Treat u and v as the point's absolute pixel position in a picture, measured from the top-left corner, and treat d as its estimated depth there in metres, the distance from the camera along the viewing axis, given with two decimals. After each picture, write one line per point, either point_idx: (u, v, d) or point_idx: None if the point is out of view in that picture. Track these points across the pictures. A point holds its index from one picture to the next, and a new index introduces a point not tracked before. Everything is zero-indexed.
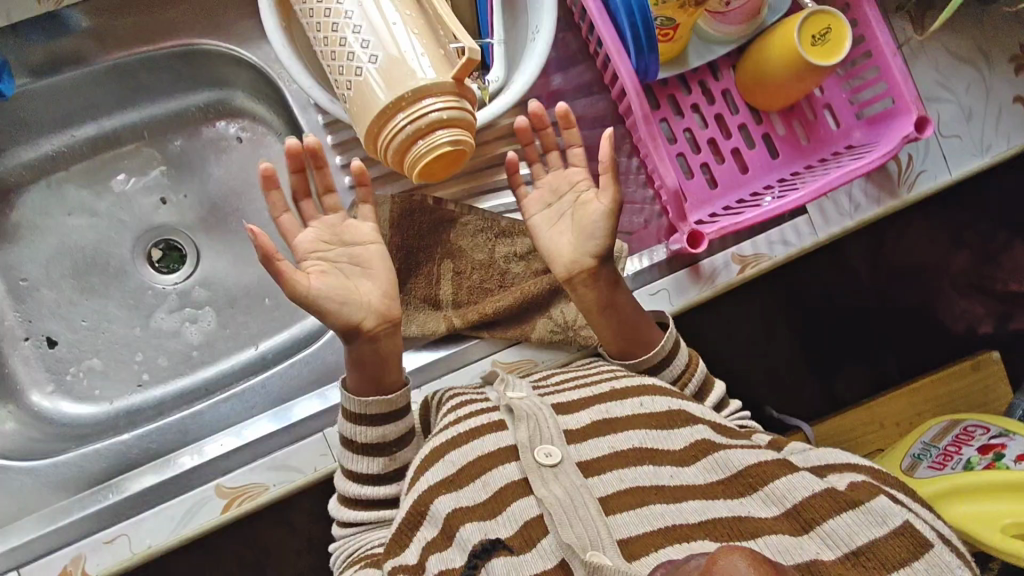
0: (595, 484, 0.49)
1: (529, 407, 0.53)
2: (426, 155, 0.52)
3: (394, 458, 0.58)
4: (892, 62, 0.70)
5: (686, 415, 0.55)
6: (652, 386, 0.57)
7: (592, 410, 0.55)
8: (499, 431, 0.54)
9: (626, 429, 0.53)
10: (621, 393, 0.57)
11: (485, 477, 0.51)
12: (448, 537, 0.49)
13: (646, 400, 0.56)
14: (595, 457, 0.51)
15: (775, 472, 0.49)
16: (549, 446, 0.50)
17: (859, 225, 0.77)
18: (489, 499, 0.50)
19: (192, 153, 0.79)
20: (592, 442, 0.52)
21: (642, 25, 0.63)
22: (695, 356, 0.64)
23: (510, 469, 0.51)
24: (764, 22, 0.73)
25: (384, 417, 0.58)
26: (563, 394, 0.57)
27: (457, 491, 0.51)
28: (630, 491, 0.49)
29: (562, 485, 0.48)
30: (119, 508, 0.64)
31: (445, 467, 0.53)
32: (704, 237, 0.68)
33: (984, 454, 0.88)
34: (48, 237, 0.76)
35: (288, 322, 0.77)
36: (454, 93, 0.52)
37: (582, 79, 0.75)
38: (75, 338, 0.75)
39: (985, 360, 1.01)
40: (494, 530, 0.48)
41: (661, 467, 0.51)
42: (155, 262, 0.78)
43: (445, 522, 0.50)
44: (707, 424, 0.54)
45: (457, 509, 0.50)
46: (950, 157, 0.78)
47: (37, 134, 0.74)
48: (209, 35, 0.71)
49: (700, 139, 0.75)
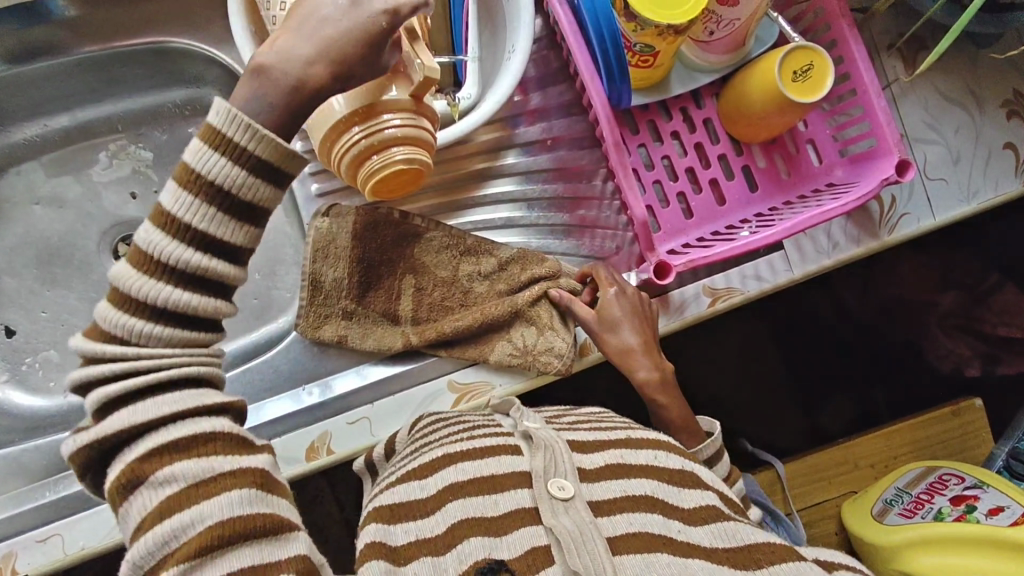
0: (605, 524, 0.47)
1: (548, 438, 0.53)
2: (379, 170, 0.53)
3: (240, 269, 0.42)
4: (877, 103, 0.69)
5: (696, 479, 0.54)
6: (665, 441, 0.57)
7: (608, 453, 0.54)
8: (515, 455, 0.53)
9: (639, 476, 0.52)
10: (632, 441, 0.56)
11: (495, 495, 0.49)
12: (445, 545, 0.46)
13: (660, 454, 0.55)
14: (605, 498, 0.49)
15: (785, 554, 0.48)
16: (562, 480, 0.49)
17: (836, 264, 0.75)
18: (497, 517, 0.47)
19: (166, 149, 0.78)
20: (603, 483, 0.51)
21: (613, 53, 0.62)
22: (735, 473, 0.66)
23: (521, 494, 0.49)
24: (748, 53, 0.72)
25: (249, 212, 0.40)
26: (575, 433, 0.57)
27: (465, 500, 0.48)
28: (639, 536, 0.47)
29: (573, 518, 0.46)
30: (59, 506, 0.63)
31: (456, 473, 0.51)
32: (671, 270, 0.66)
33: (956, 505, 0.86)
34: (14, 226, 0.75)
35: (259, 322, 0.78)
36: (411, 110, 0.51)
37: (562, 99, 0.74)
38: (34, 329, 0.74)
39: (967, 407, 0.98)
40: (496, 549, 0.45)
41: (670, 520, 0.49)
42: (121, 257, 0.77)
43: (449, 529, 0.47)
44: (715, 495, 0.55)
45: (464, 519, 0.47)
46: (936, 202, 0.76)
47: (9, 121, 0.74)
48: (187, 34, 0.72)
49: (677, 167, 0.74)
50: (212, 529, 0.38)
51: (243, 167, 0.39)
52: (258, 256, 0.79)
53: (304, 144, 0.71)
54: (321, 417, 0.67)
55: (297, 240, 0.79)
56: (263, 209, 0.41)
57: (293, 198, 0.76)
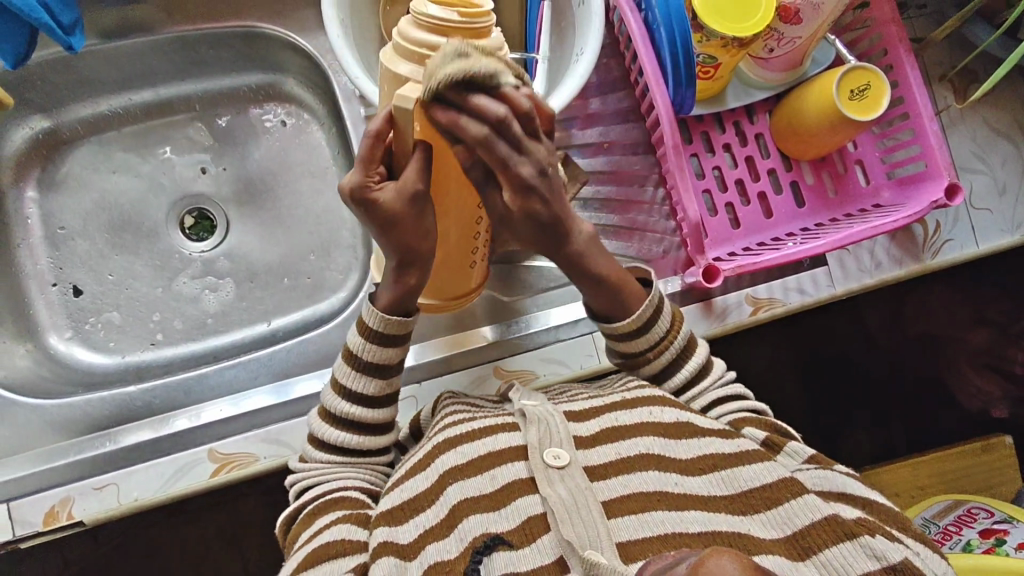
0: (600, 489, 0.49)
1: (543, 412, 0.54)
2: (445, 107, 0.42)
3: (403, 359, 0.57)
4: (928, 127, 0.71)
5: (694, 430, 0.54)
6: (666, 399, 0.57)
7: (603, 419, 0.55)
8: (510, 432, 0.54)
9: (634, 437, 0.53)
10: (630, 403, 0.56)
11: (494, 471, 0.50)
12: (450, 526, 0.48)
13: (655, 411, 0.55)
14: (600, 463, 0.51)
15: (778, 496, 0.48)
16: (557, 449, 0.50)
17: (877, 283, 0.76)
18: (496, 491, 0.49)
19: (238, 130, 0.82)
20: (598, 449, 0.52)
21: (683, 60, 0.65)
22: (677, 319, 0.62)
23: (519, 466, 0.50)
24: (805, 73, 0.74)
25: (379, 371, 0.56)
26: (576, 404, 0.57)
27: (464, 479, 0.50)
28: (633, 497, 0.48)
29: (569, 488, 0.47)
30: (115, 458, 0.66)
31: (457, 456, 0.52)
32: (720, 272, 0.69)
33: (985, 538, 0.85)
34: (90, 190, 0.79)
35: (303, 302, 0.79)
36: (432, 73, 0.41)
37: (620, 106, 0.77)
38: (100, 290, 0.78)
39: (997, 443, 0.98)
40: (495, 524, 0.47)
41: (666, 473, 0.50)
42: (186, 229, 0.81)
43: (452, 508, 0.49)
44: (714, 435, 0.54)
45: (463, 499, 0.49)
46: (979, 229, 0.77)
47: (98, 93, 0.79)
48: (272, 19, 0.76)
49: (728, 178, 0.76)
50: (312, 555, 0.49)
51: (376, 343, 0.55)
52: (311, 237, 0.80)
53: None
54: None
55: (354, 223, 0.80)
56: (392, 364, 0.57)
57: None
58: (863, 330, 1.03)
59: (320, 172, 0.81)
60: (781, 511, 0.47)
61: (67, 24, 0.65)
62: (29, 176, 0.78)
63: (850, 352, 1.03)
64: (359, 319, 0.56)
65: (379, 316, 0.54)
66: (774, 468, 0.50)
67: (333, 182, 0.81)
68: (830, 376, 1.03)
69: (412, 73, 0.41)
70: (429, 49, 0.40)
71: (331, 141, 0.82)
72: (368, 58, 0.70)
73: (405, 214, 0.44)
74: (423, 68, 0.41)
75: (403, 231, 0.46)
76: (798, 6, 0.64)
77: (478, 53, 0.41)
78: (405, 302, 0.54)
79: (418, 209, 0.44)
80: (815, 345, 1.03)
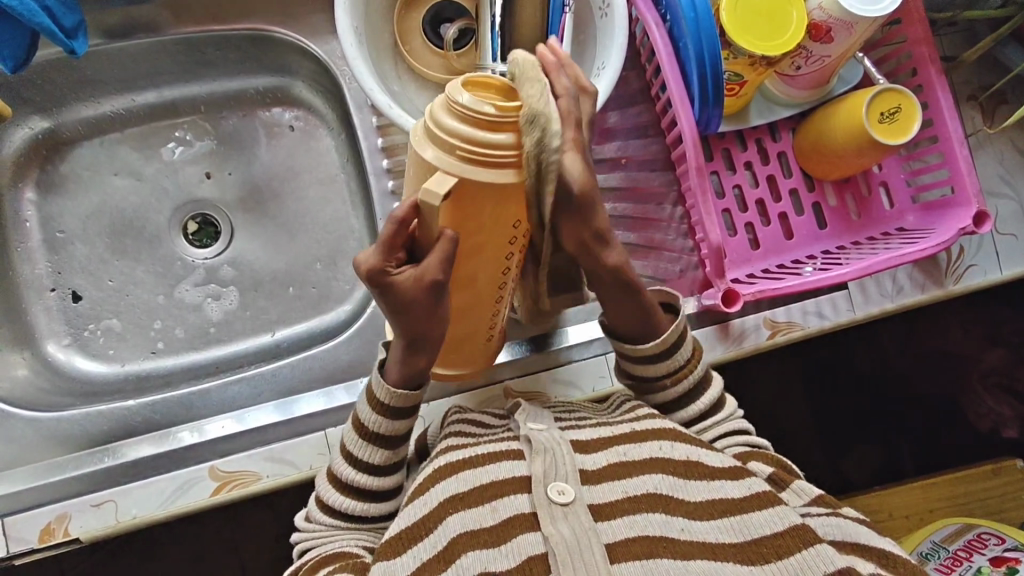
0: (604, 529, 0.46)
1: (548, 440, 0.50)
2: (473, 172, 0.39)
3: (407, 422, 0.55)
4: (958, 151, 0.69)
5: (705, 470, 0.51)
6: (675, 429, 0.54)
7: (612, 453, 0.52)
8: (513, 459, 0.50)
9: (643, 475, 0.50)
10: (642, 435, 0.53)
11: (494, 503, 0.48)
12: (446, 561, 0.46)
13: (666, 446, 0.52)
14: (608, 501, 0.48)
15: (790, 545, 0.45)
16: (562, 483, 0.47)
17: (898, 309, 0.73)
18: (496, 526, 0.47)
19: (244, 134, 0.80)
20: (606, 486, 0.49)
21: (712, 80, 0.63)
22: (696, 353, 0.60)
23: (522, 499, 0.48)
24: (831, 91, 0.72)
25: (398, 441, 0.55)
26: (579, 431, 0.54)
27: (464, 511, 0.48)
28: (639, 541, 0.46)
29: (573, 526, 0.45)
30: (114, 473, 0.64)
31: (456, 483, 0.50)
32: (739, 297, 0.66)
33: (996, 566, 0.79)
34: (91, 193, 0.77)
35: (309, 313, 0.77)
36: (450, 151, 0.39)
37: (639, 120, 0.75)
38: (99, 296, 0.75)
39: (1008, 467, 0.92)
40: (495, 561, 0.45)
41: (672, 517, 0.48)
42: (189, 234, 0.78)
43: (449, 543, 0.47)
44: (725, 477, 0.51)
45: (462, 532, 0.47)
46: (1003, 255, 0.74)
47: (101, 94, 0.77)
48: (283, 24, 0.74)
49: (748, 198, 0.74)
50: None
51: (387, 417, 0.54)
52: (318, 246, 0.78)
53: (384, 141, 0.73)
54: (356, 416, 0.67)
55: (361, 233, 0.78)
56: (402, 436, 0.55)
57: (365, 192, 0.77)
58: (875, 348, 1.01)
59: (327, 179, 0.79)
60: (794, 561, 0.45)
61: (69, 27, 0.63)
62: (28, 178, 0.76)
63: (861, 371, 1.01)
64: (370, 389, 0.54)
65: (387, 389, 0.53)
66: (789, 513, 0.48)
67: (342, 190, 0.79)
68: (841, 395, 1.01)
69: (443, 163, 0.39)
70: (459, 140, 0.39)
71: (340, 148, 0.79)
72: (380, 66, 0.68)
73: (422, 299, 0.44)
74: (450, 157, 0.39)
75: (409, 313, 0.45)
76: (830, 24, 0.62)
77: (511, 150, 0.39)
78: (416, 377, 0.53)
79: (434, 298, 0.44)
80: (825, 365, 1.01)
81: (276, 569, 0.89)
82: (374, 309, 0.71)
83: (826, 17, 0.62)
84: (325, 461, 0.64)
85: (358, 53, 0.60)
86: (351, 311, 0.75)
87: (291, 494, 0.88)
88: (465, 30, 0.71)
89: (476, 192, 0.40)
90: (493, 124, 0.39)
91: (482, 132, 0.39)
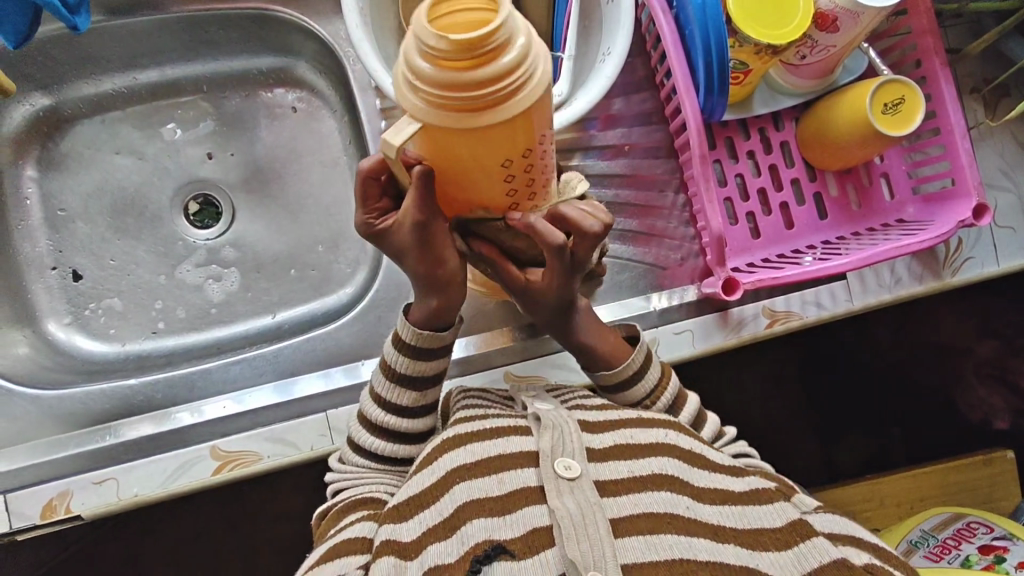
0: (609, 505, 0.47)
1: (557, 418, 0.51)
2: (469, 106, 0.34)
3: (433, 362, 0.55)
4: (960, 144, 0.70)
5: (706, 460, 0.52)
6: (677, 421, 0.55)
7: (619, 433, 0.52)
8: (522, 435, 0.51)
9: (649, 456, 0.51)
10: (646, 420, 0.54)
11: (502, 474, 0.49)
12: (450, 528, 0.47)
13: (671, 432, 0.53)
14: (612, 479, 0.49)
15: (789, 538, 0.47)
16: (569, 459, 0.48)
17: (895, 299, 0.74)
18: (501, 496, 0.47)
19: (247, 114, 0.80)
20: (612, 464, 0.50)
21: (718, 68, 0.63)
22: (666, 371, 0.60)
23: (528, 473, 0.48)
24: (836, 81, 0.72)
25: (417, 383, 0.55)
26: (587, 411, 0.55)
27: (470, 481, 0.48)
28: (643, 517, 0.46)
29: (578, 500, 0.46)
30: (116, 451, 0.65)
31: (464, 454, 0.50)
32: (739, 286, 0.67)
33: (984, 554, 0.80)
34: (92, 171, 0.77)
35: (310, 295, 0.77)
36: (440, 103, 0.34)
37: (643, 107, 0.75)
38: (100, 275, 0.75)
39: (999, 458, 0.93)
40: (499, 531, 0.45)
41: (678, 496, 0.48)
42: (191, 215, 0.78)
43: (453, 512, 0.47)
44: (725, 470, 0.52)
45: (466, 501, 0.47)
46: (1001, 249, 0.74)
47: (102, 71, 0.76)
48: (287, 5, 0.73)
49: (750, 186, 0.74)
50: (327, 552, 0.49)
51: (409, 355, 0.54)
52: (319, 228, 0.78)
53: (387, 123, 0.72)
54: (357, 397, 0.67)
55: None
56: (428, 376, 0.55)
57: None
58: (873, 339, 1.01)
59: (330, 162, 0.79)
60: (791, 553, 0.46)
61: (73, 4, 0.62)
62: (29, 155, 0.76)
63: (858, 363, 1.02)
64: (393, 333, 0.55)
65: (413, 329, 0.53)
66: (786, 509, 0.49)
67: (344, 172, 0.78)
68: (836, 385, 1.02)
69: (431, 115, 0.35)
70: (450, 93, 0.33)
71: (342, 130, 0.79)
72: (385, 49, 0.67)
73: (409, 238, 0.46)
74: (440, 108, 0.34)
75: (411, 255, 0.48)
76: (836, 14, 0.62)
77: (509, 78, 0.33)
78: (435, 317, 0.53)
79: (422, 238, 0.46)
80: (821, 354, 1.02)
81: (273, 546, 0.89)
82: (377, 293, 0.71)
83: (833, 7, 0.62)
84: (327, 442, 0.65)
85: (363, 34, 0.60)
86: (356, 292, 0.75)
87: (291, 474, 0.89)
88: None
89: (461, 134, 0.36)
90: (481, 56, 0.32)
91: (464, 74, 0.33)
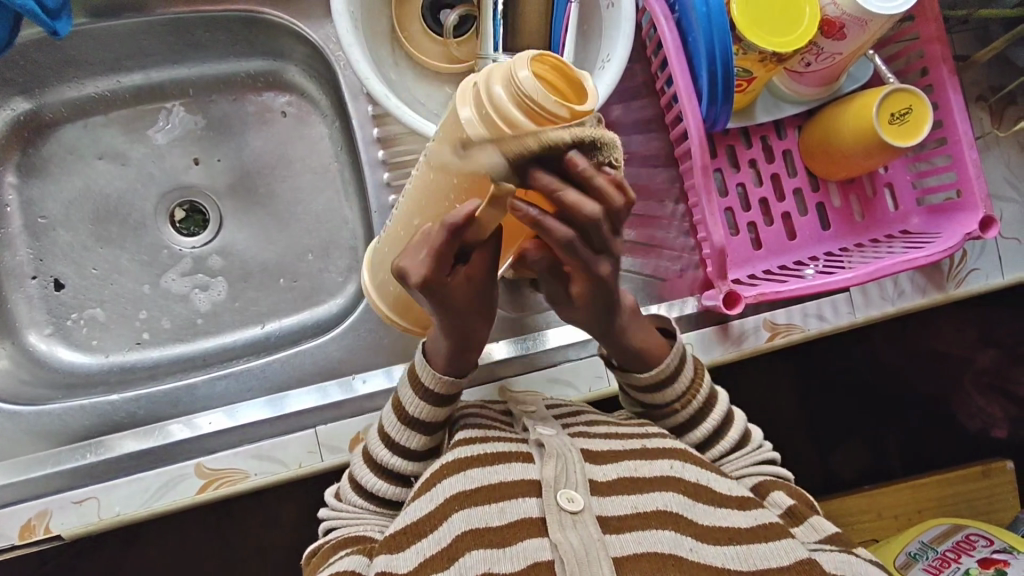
0: (612, 542, 0.45)
1: (561, 445, 0.49)
2: (544, 153, 0.36)
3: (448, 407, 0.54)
4: (968, 155, 0.68)
5: (713, 494, 0.51)
6: (689, 451, 0.53)
7: (622, 465, 0.51)
8: (524, 463, 0.49)
9: (653, 491, 0.49)
10: (652, 451, 0.52)
11: (502, 504, 0.47)
12: (449, 558, 0.45)
13: (678, 463, 0.51)
14: (617, 515, 0.47)
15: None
16: (572, 491, 0.46)
17: (898, 313, 0.72)
18: (502, 527, 0.46)
19: (234, 118, 0.77)
20: (616, 497, 0.48)
21: (722, 76, 0.61)
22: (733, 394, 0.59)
23: (531, 503, 0.47)
24: (840, 89, 0.70)
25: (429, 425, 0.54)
26: (590, 438, 0.53)
27: (470, 510, 0.47)
28: (648, 558, 0.45)
29: (581, 535, 0.44)
30: (97, 470, 0.63)
31: (464, 481, 0.48)
32: (741, 301, 0.65)
33: (984, 568, 0.77)
34: (73, 178, 0.74)
35: (300, 305, 0.75)
36: (525, 149, 0.36)
37: (642, 114, 0.73)
38: (82, 285, 0.73)
39: (998, 469, 0.92)
40: (498, 562, 0.44)
41: (682, 538, 0.47)
42: (177, 222, 0.76)
43: (452, 543, 0.46)
44: (729, 504, 0.50)
45: (467, 531, 0.46)
46: (1007, 261, 0.73)
47: (84, 74, 0.74)
48: (276, 6, 0.71)
49: (752, 196, 0.72)
50: None
51: (428, 400, 0.53)
52: (310, 237, 0.76)
53: (379, 131, 0.70)
54: (347, 413, 0.65)
55: (355, 225, 0.76)
56: (440, 419, 0.54)
57: (360, 183, 0.74)
58: (873, 348, 1.00)
59: (320, 167, 0.76)
60: None
61: (52, 8, 0.60)
62: (9, 161, 0.73)
63: (859, 373, 1.01)
64: (411, 371, 0.54)
65: (433, 374, 0.52)
66: (795, 548, 0.48)
67: (335, 179, 0.76)
68: (837, 395, 1.01)
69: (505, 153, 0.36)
70: (530, 133, 0.35)
71: (334, 136, 0.77)
72: (377, 53, 0.65)
73: (468, 294, 0.45)
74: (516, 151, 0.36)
75: (460, 307, 0.46)
76: (843, 21, 0.60)
77: (578, 139, 0.36)
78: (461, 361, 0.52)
79: (480, 289, 0.45)
80: (822, 364, 1.01)
81: (264, 559, 0.88)
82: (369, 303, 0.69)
83: (840, 14, 0.60)
84: (316, 460, 0.63)
85: (354, 39, 0.57)
86: (347, 303, 0.73)
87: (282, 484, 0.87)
88: (466, 16, 0.68)
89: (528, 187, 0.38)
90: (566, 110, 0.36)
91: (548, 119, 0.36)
